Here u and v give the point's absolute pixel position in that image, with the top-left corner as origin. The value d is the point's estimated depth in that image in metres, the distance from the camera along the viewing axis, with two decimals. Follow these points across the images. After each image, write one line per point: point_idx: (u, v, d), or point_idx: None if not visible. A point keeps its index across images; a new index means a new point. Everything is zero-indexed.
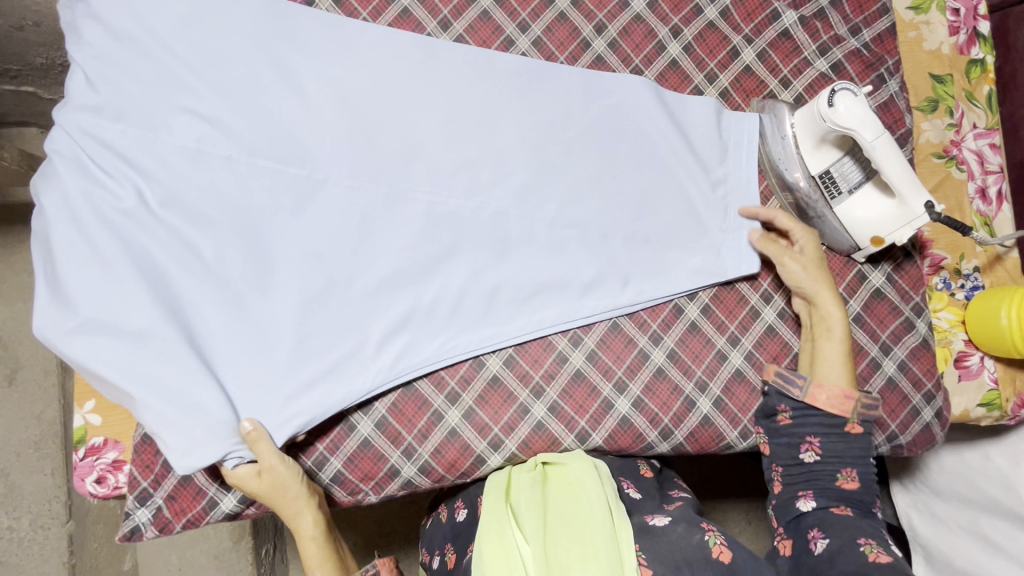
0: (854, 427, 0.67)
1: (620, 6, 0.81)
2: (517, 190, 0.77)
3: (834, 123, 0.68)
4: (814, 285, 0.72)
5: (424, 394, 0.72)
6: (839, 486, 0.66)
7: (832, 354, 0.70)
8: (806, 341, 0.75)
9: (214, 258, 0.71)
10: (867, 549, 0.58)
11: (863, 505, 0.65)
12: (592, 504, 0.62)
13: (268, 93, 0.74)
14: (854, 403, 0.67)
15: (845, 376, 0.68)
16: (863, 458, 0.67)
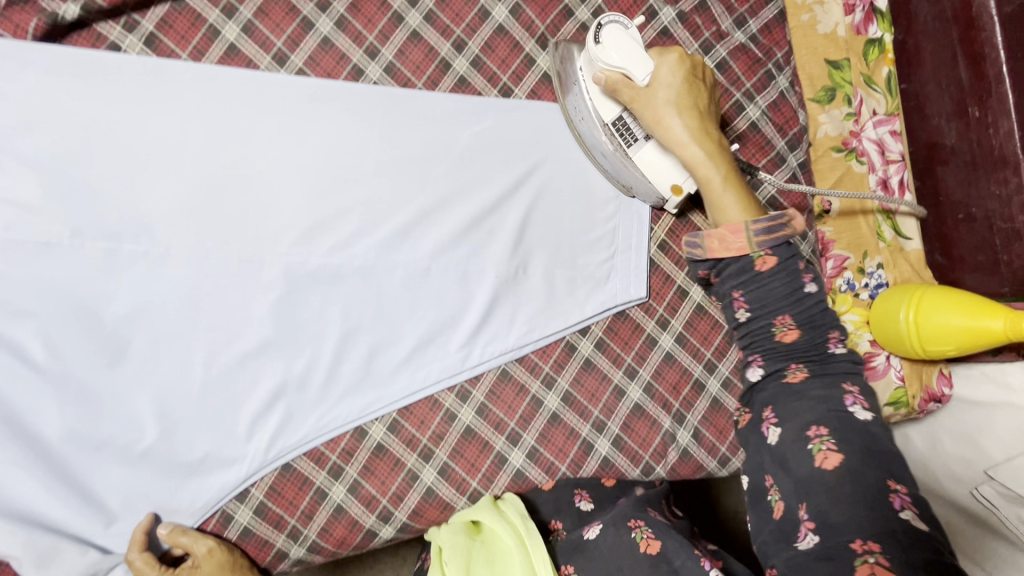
0: (761, 262, 0.53)
1: (481, 17, 0.72)
2: (385, 239, 0.70)
3: (603, 55, 0.60)
4: (689, 114, 0.60)
5: (303, 473, 0.68)
6: (778, 343, 0.52)
7: (720, 189, 0.58)
8: (706, 166, 0.59)
9: (49, 358, 0.63)
10: (815, 447, 0.48)
11: (813, 350, 0.52)
12: (512, 545, 0.61)
13: (81, 164, 0.64)
14: (749, 233, 0.53)
15: (736, 211, 0.57)
16: (795, 297, 0.52)
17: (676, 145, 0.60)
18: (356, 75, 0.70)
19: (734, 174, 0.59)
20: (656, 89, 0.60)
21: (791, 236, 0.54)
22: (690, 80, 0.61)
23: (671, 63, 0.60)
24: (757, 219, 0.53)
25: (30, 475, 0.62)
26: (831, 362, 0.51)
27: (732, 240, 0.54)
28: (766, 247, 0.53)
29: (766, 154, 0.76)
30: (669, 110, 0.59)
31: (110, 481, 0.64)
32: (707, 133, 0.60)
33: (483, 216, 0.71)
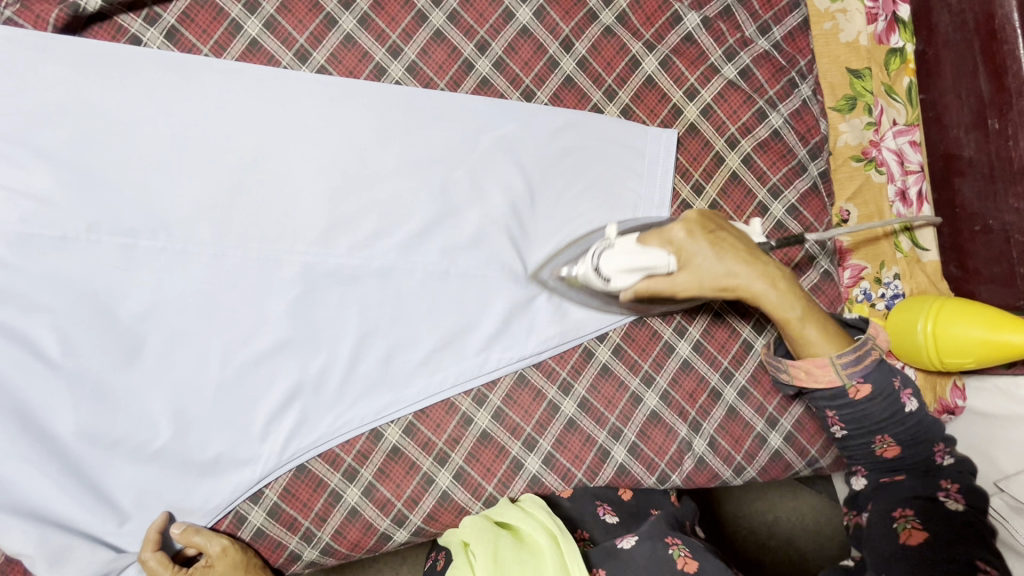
0: (856, 391, 0.61)
1: (505, 18, 0.71)
2: (403, 239, 0.69)
3: (613, 272, 0.63)
4: (732, 265, 0.64)
5: (318, 475, 0.67)
6: (880, 456, 0.63)
7: (804, 330, 0.63)
8: (781, 310, 0.63)
9: (63, 354, 0.62)
10: (900, 527, 0.57)
11: (918, 465, 0.61)
12: (543, 541, 0.61)
13: (99, 158, 0.63)
14: (835, 369, 0.61)
15: (822, 344, 0.62)
16: (895, 415, 0.61)
17: (740, 294, 0.65)
18: (378, 73, 0.69)
19: (806, 302, 0.63)
20: (687, 257, 0.63)
21: (873, 361, 0.61)
22: (704, 227, 0.65)
23: (682, 229, 0.64)
24: (845, 359, 0.61)
25: (44, 473, 0.61)
26: (941, 471, 0.60)
27: (824, 377, 0.62)
28: (859, 379, 0.61)
29: (787, 162, 0.76)
30: (716, 275, 0.63)
31: (124, 480, 0.63)
32: (765, 273, 0.64)
33: (502, 220, 0.71)
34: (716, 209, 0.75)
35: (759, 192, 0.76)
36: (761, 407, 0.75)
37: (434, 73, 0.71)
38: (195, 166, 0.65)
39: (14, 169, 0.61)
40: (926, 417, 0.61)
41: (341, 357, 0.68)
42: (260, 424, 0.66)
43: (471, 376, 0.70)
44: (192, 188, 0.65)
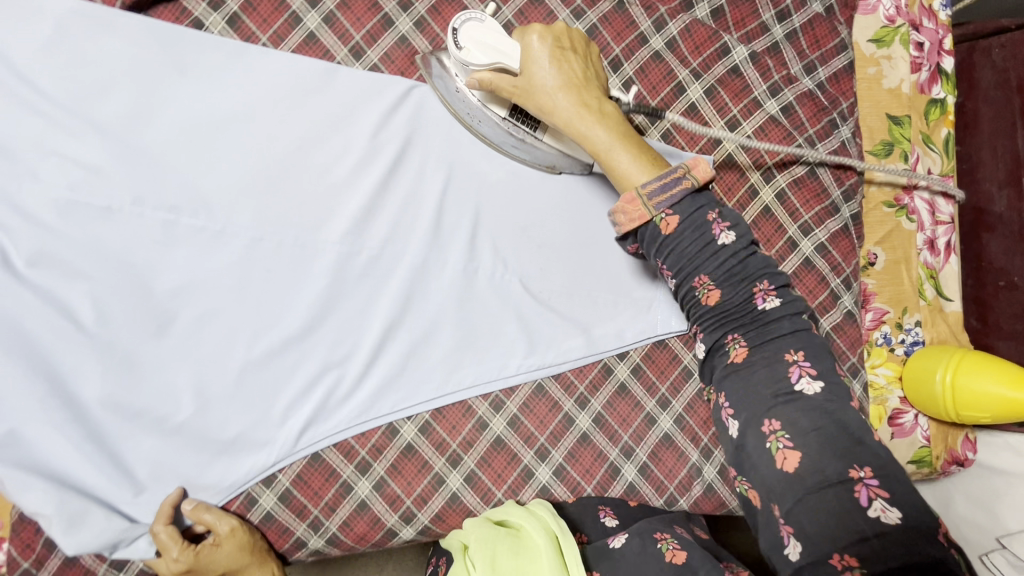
0: (664, 223, 0.53)
1: (557, 32, 0.73)
2: (436, 240, 0.70)
3: (466, 41, 0.60)
4: (574, 83, 0.60)
5: (331, 465, 0.68)
6: (706, 308, 0.54)
7: (614, 158, 0.59)
8: (598, 138, 0.60)
9: (96, 322, 0.63)
10: (774, 446, 0.48)
11: (743, 312, 0.53)
12: (541, 540, 0.61)
13: (151, 133, 0.65)
14: (643, 199, 0.54)
15: (638, 172, 0.57)
16: (707, 244, 0.53)
17: (565, 117, 0.61)
18: (428, 76, 0.71)
19: (623, 133, 0.60)
20: (532, 62, 0.60)
21: (688, 186, 0.54)
22: (559, 42, 0.61)
23: (536, 35, 0.60)
24: (651, 188, 0.54)
25: (65, 437, 0.61)
26: (770, 317, 0.52)
27: (633, 213, 0.54)
28: (667, 210, 0.53)
29: (821, 201, 0.77)
30: (553, 87, 0.60)
31: (142, 451, 0.64)
32: (588, 98, 0.60)
33: (534, 230, 0.72)
34: None
35: (790, 228, 0.76)
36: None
37: None
38: (244, 150, 0.67)
39: (70, 137, 0.63)
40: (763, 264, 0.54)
41: (366, 351, 0.69)
42: (281, 410, 0.67)
43: (491, 382, 0.70)
44: (239, 172, 0.67)
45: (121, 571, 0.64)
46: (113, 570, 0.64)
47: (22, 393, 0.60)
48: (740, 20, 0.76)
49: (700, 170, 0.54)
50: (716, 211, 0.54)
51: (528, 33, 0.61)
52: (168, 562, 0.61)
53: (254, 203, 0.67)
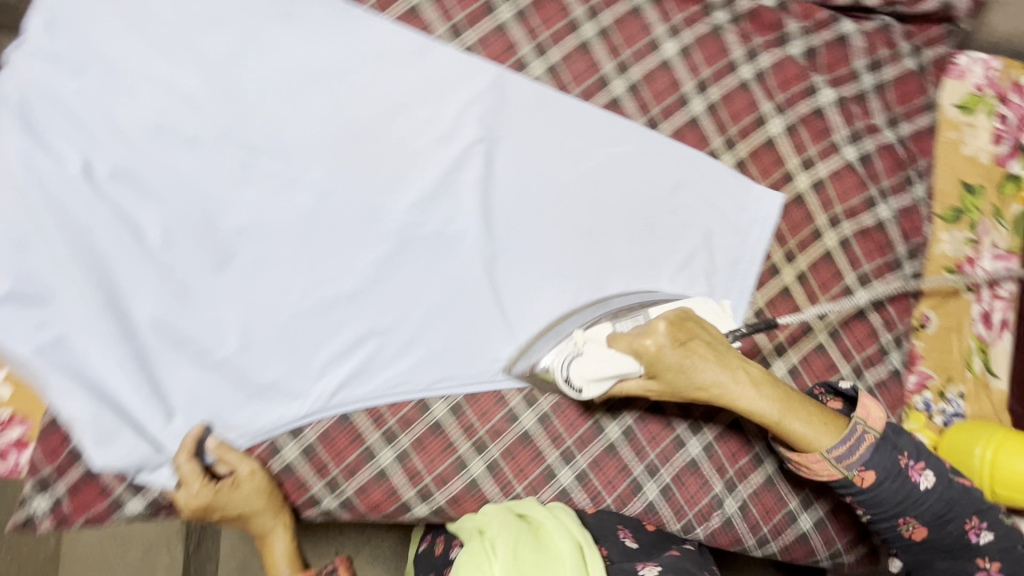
0: (860, 479, 0.60)
1: (650, 47, 0.73)
2: (499, 226, 0.71)
3: (586, 379, 0.63)
4: (716, 359, 0.63)
5: (358, 428, 0.68)
6: (911, 538, 0.62)
7: (789, 425, 0.62)
8: (766, 403, 0.62)
9: (162, 245, 0.65)
10: None
11: (949, 541, 0.61)
12: (567, 542, 0.60)
13: (248, 75, 0.66)
14: (829, 461, 0.61)
15: (821, 436, 0.61)
16: (912, 495, 0.60)
17: (716, 381, 0.63)
18: (519, 65, 0.72)
19: (787, 399, 0.63)
20: (680, 369, 0.62)
21: (876, 445, 0.60)
22: (681, 340, 0.62)
23: (662, 338, 0.62)
24: (838, 454, 0.60)
25: (112, 352, 0.62)
26: (974, 549, 0.61)
27: (821, 469, 0.62)
28: (861, 469, 0.60)
29: (884, 255, 0.76)
30: (702, 371, 0.62)
31: (181, 380, 0.65)
32: (735, 369, 0.63)
33: (596, 236, 0.72)
34: (802, 280, 0.76)
35: (848, 277, 0.76)
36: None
37: (572, 79, 0.73)
38: (331, 105, 0.68)
39: (171, 64, 0.64)
40: (950, 493, 0.60)
41: (412, 322, 0.69)
42: (319, 364, 0.68)
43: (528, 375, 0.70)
44: (322, 127, 0.68)
45: (137, 494, 0.64)
46: (129, 491, 0.64)
47: (79, 301, 0.61)
48: (833, 63, 0.75)
49: (874, 417, 0.62)
50: (909, 454, 0.61)
51: (644, 348, 0.62)
52: (188, 494, 0.63)
53: (331, 159, 0.68)
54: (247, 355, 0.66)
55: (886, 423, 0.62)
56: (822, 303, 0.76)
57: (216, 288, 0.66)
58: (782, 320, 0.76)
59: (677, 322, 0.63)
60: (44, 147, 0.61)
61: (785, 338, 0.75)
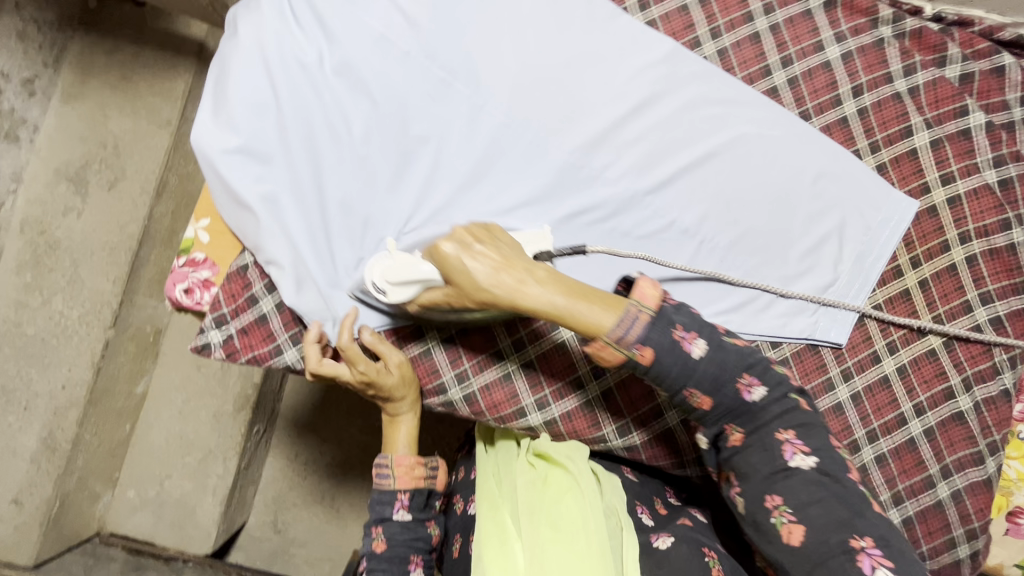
0: (639, 357, 0.57)
1: (815, 47, 0.80)
2: (651, 180, 0.78)
3: (388, 281, 0.66)
4: (500, 258, 0.59)
5: (493, 332, 0.75)
6: (701, 410, 0.61)
7: (570, 312, 0.57)
8: (542, 296, 0.57)
9: (361, 137, 0.73)
10: (779, 522, 0.57)
11: (732, 410, 0.61)
12: (587, 503, 0.66)
13: (464, 9, 0.76)
14: (607, 343, 0.57)
15: (597, 314, 0.57)
16: (687, 365, 0.58)
17: (495, 278, 0.58)
18: (694, 44, 0.80)
19: (563, 284, 0.58)
20: (466, 272, 0.59)
21: (649, 321, 0.57)
22: (466, 248, 0.60)
23: (454, 242, 0.60)
24: (615, 335, 0.57)
25: (308, 217, 0.71)
26: (757, 409, 0.60)
27: (607, 355, 0.58)
28: (638, 346, 0.57)
29: (1011, 277, 0.78)
30: (475, 266, 0.58)
31: (352, 253, 0.73)
32: (508, 268, 0.58)
33: (735, 205, 0.79)
34: (923, 286, 0.79)
35: (970, 292, 0.78)
36: (939, 455, 0.76)
37: (738, 64, 0.80)
38: (527, 47, 0.77)
39: None
40: (718, 354, 0.59)
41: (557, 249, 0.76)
42: None
43: None
44: (514, 65, 0.77)
45: (294, 345, 0.72)
46: (289, 341, 0.72)
47: (292, 166, 0.71)
48: (986, 91, 0.80)
49: (648, 297, 0.58)
50: (682, 325, 0.59)
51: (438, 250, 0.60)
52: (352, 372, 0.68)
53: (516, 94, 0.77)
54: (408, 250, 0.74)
55: (663, 301, 0.59)
56: (940, 312, 0.78)
57: (395, 184, 0.75)
58: (898, 320, 0.79)
59: (476, 232, 0.62)
60: (292, 33, 0.72)
61: (898, 338, 0.78)
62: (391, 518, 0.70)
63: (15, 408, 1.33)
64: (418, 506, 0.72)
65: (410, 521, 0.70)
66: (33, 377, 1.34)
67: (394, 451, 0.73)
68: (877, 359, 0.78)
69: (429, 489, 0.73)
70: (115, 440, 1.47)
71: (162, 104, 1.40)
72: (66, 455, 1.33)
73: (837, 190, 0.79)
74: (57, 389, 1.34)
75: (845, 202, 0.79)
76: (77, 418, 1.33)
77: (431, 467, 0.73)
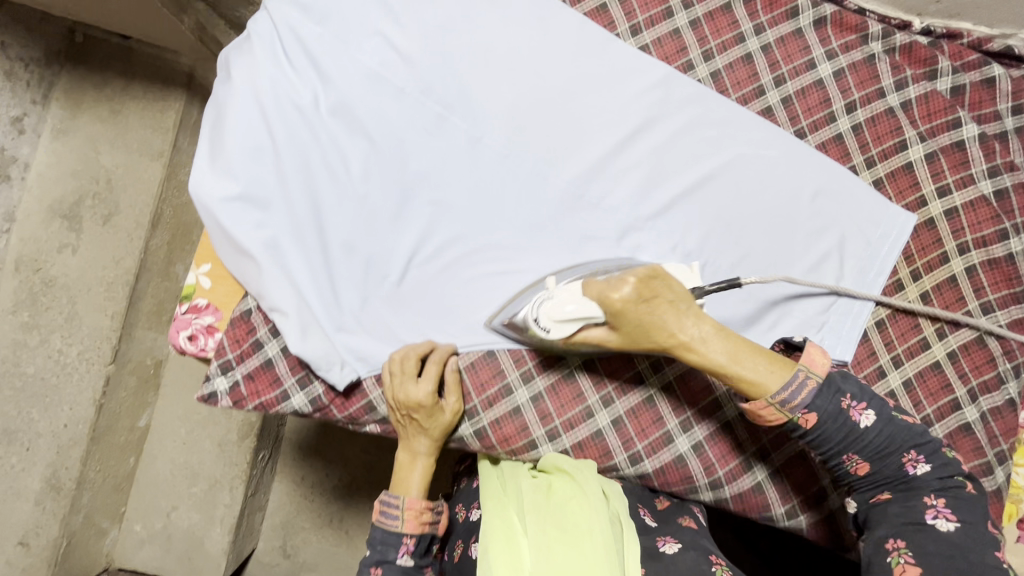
0: (804, 422, 0.58)
1: (808, 66, 0.80)
2: (650, 205, 0.78)
3: (553, 319, 0.63)
4: (677, 299, 0.60)
5: (501, 364, 0.75)
6: (857, 475, 0.60)
7: (741, 376, 0.59)
8: (715, 353, 0.60)
9: (360, 177, 0.73)
10: (894, 561, 0.54)
11: (892, 476, 0.58)
12: (593, 504, 0.61)
13: (456, 42, 0.76)
14: (775, 407, 0.58)
15: (771, 379, 0.58)
16: (853, 431, 0.58)
17: (673, 328, 0.60)
18: (687, 67, 0.80)
19: (734, 347, 0.59)
20: (641, 315, 0.60)
21: (818, 386, 0.58)
22: (645, 293, 0.59)
23: (634, 275, 0.60)
24: (785, 399, 0.58)
25: (309, 260, 0.71)
26: (922, 485, 0.57)
27: (768, 416, 0.59)
28: (805, 410, 0.58)
29: (1011, 286, 0.78)
30: (660, 317, 0.59)
31: (357, 294, 0.73)
32: (688, 322, 0.60)
33: (736, 226, 0.79)
34: (925, 298, 0.80)
35: (971, 302, 0.78)
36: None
37: (732, 85, 0.80)
38: (522, 79, 0.77)
39: (397, 24, 0.74)
40: (891, 428, 0.58)
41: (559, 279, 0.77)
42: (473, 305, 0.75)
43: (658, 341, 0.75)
44: (510, 96, 0.77)
45: (301, 390, 0.71)
46: (294, 386, 0.71)
47: (292, 209, 0.70)
48: (978, 102, 0.80)
49: (818, 363, 0.59)
50: (852, 394, 0.58)
51: (603, 291, 0.60)
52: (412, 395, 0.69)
53: (512, 126, 0.77)
54: (412, 287, 0.75)
55: (832, 368, 0.59)
56: (942, 324, 0.79)
57: (396, 221, 0.75)
58: (901, 334, 0.79)
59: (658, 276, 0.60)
60: (286, 77, 0.71)
61: (903, 351, 0.79)
62: (394, 561, 0.66)
63: (16, 449, 1.30)
64: (420, 552, 0.69)
65: (410, 567, 0.67)
66: (33, 417, 1.31)
67: (407, 492, 0.70)
68: (882, 374, 0.79)
69: (432, 534, 0.71)
70: (119, 474, 1.46)
71: (154, 137, 1.39)
72: (73, 494, 1.32)
73: (836, 206, 0.79)
74: (60, 428, 1.32)
75: (843, 217, 0.79)
76: (81, 457, 1.33)
77: (437, 511, 0.71)
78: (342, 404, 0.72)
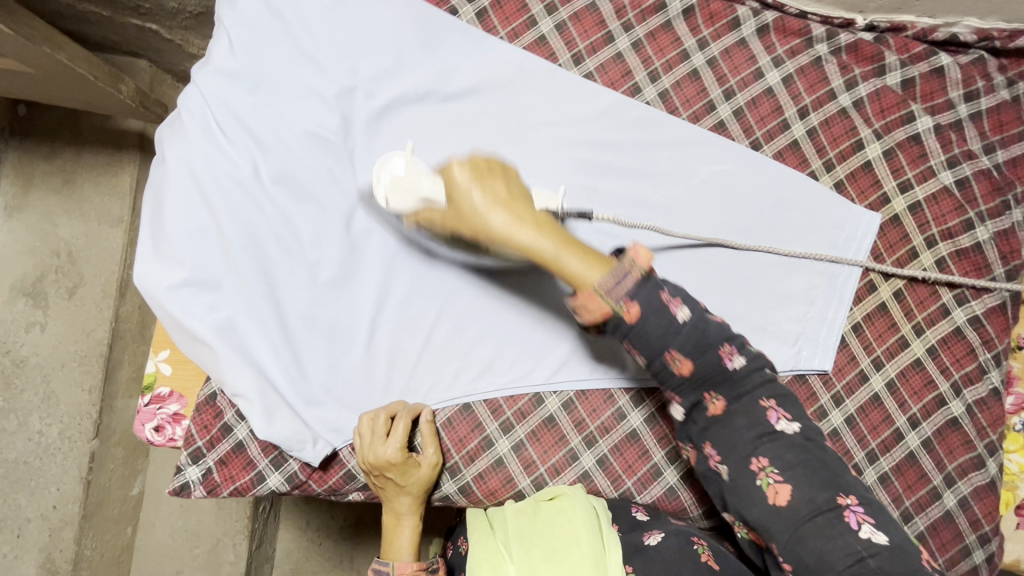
0: (625, 312, 0.55)
1: (755, 75, 0.79)
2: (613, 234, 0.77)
3: (390, 192, 0.65)
4: (512, 194, 0.61)
5: (478, 418, 0.73)
6: (680, 376, 0.58)
7: (564, 262, 0.57)
8: (496, 220, 0.60)
9: (313, 244, 0.71)
10: (763, 483, 0.56)
11: (712, 370, 0.58)
12: (578, 518, 0.63)
13: (397, 94, 0.74)
14: (604, 297, 0.55)
15: (581, 267, 0.57)
16: (670, 323, 0.56)
17: (511, 223, 0.59)
18: (635, 90, 0.78)
19: (564, 239, 0.59)
20: (477, 207, 0.60)
21: (643, 277, 0.55)
22: (478, 183, 0.61)
23: (463, 170, 0.61)
24: (607, 284, 0.55)
25: (268, 336, 0.69)
26: (736, 375, 0.58)
27: (594, 308, 0.56)
28: (625, 299, 0.55)
29: (981, 276, 0.78)
30: (490, 209, 0.60)
31: (323, 364, 0.71)
32: (522, 224, 0.59)
33: (701, 245, 0.78)
34: (899, 297, 0.78)
35: (944, 295, 0.78)
36: (940, 464, 0.76)
37: (682, 103, 0.79)
38: (467, 122, 0.75)
39: (333, 83, 0.72)
40: (700, 323, 0.57)
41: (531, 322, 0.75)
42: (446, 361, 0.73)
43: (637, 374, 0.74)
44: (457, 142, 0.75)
45: (277, 469, 0.70)
46: (271, 466, 0.70)
47: (243, 287, 0.68)
48: (930, 92, 0.80)
49: (643, 256, 0.56)
50: (669, 289, 0.57)
51: (451, 176, 0.62)
52: (374, 453, 0.67)
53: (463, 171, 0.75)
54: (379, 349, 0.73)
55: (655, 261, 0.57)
56: (919, 320, 0.78)
57: (355, 284, 0.73)
58: (879, 335, 0.78)
59: (499, 170, 0.62)
60: (222, 152, 0.69)
61: (883, 352, 0.78)
62: None
63: (7, 537, 1.29)
64: None
65: None
66: (20, 502, 1.30)
67: (397, 557, 0.70)
68: (865, 379, 0.77)
69: None
70: (117, 547, 1.41)
71: (112, 202, 1.35)
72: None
73: (799, 214, 0.78)
74: (49, 510, 1.29)
75: (807, 224, 0.78)
76: (74, 535, 1.30)
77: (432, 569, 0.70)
78: (320, 478, 0.72)
